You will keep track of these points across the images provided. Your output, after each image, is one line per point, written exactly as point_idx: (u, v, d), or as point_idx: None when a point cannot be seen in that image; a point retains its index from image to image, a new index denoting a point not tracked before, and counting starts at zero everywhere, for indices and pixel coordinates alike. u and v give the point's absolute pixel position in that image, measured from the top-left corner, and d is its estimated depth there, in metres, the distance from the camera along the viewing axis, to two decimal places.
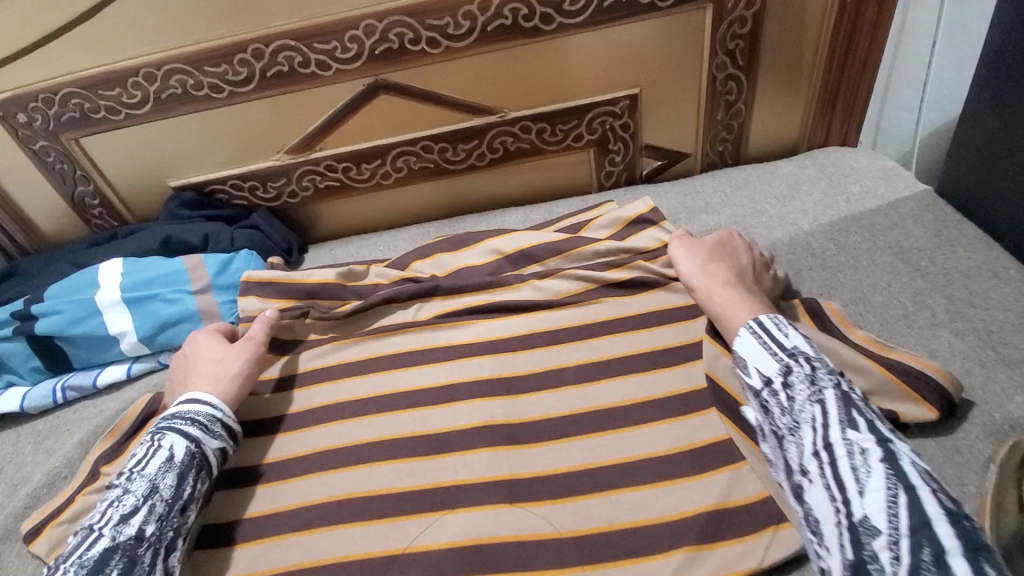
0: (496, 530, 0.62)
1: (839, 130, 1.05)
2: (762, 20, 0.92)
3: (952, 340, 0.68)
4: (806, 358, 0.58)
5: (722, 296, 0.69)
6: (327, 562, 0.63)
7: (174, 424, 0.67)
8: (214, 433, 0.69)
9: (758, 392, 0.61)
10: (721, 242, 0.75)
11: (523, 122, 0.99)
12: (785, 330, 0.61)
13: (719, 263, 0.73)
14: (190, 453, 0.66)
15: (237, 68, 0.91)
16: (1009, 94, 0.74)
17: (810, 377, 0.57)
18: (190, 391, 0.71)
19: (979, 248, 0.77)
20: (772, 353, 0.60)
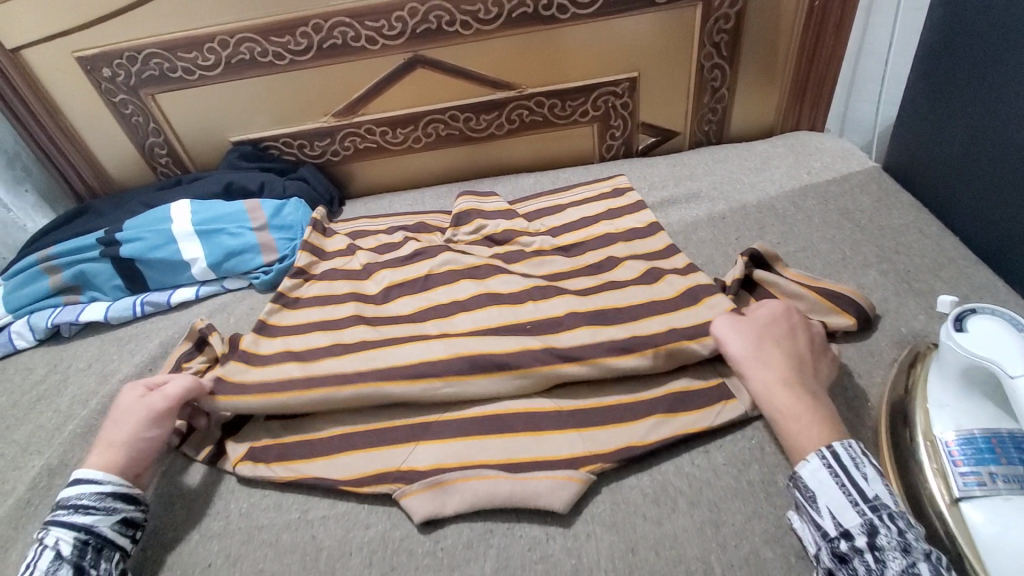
0: (508, 406, 0.74)
1: (809, 119, 1.23)
2: (743, 17, 1.09)
3: (876, 277, 0.86)
4: (890, 516, 0.54)
5: (786, 397, 0.63)
6: (372, 428, 0.75)
7: (58, 516, 0.64)
8: (109, 510, 0.65)
9: (833, 541, 0.55)
10: (774, 323, 0.69)
11: (538, 98, 1.16)
12: (865, 470, 0.57)
13: (774, 348, 0.67)
14: (81, 540, 0.62)
15: (299, 40, 1.07)
16: (938, 83, 0.91)
17: (901, 542, 0.52)
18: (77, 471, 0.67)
19: (909, 212, 0.95)
20: (853, 503, 0.55)
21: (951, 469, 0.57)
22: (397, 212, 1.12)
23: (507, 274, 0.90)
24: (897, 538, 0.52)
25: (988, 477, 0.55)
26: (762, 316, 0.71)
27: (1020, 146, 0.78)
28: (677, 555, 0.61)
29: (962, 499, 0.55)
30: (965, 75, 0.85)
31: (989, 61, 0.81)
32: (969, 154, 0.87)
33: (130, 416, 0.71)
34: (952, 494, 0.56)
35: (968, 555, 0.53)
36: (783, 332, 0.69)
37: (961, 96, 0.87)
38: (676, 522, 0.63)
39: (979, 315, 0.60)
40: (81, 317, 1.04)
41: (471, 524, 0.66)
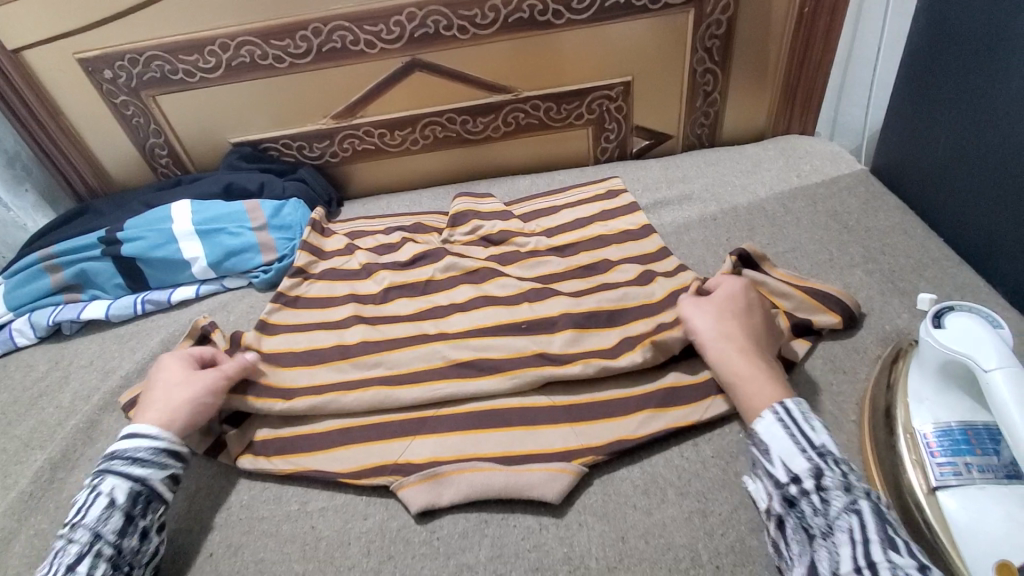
0: (504, 401, 0.76)
1: (799, 123, 1.25)
2: (734, 24, 1.11)
3: (862, 277, 0.88)
4: (833, 459, 0.56)
5: (741, 368, 0.67)
6: (369, 423, 0.76)
7: (111, 464, 0.65)
8: (162, 464, 0.67)
9: (784, 487, 0.57)
10: (735, 299, 0.73)
11: (534, 101, 1.18)
12: (812, 422, 0.60)
13: (733, 322, 0.71)
14: (134, 492, 0.64)
15: (299, 43, 1.09)
16: (922, 89, 0.93)
17: (843, 483, 0.55)
18: (131, 424, 0.69)
19: (895, 214, 0.98)
20: (801, 449, 0.58)
21: (928, 459, 0.59)
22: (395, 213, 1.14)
23: (505, 274, 0.92)
24: (840, 479, 0.55)
25: (964, 467, 0.57)
26: (723, 293, 0.74)
27: (1000, 150, 0.80)
28: (666, 543, 0.63)
29: (937, 487, 0.58)
30: (948, 80, 0.88)
31: (971, 67, 0.83)
32: (952, 158, 0.90)
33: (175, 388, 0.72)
34: (929, 483, 0.58)
35: (943, 541, 0.55)
36: (748, 308, 0.73)
37: (944, 100, 0.89)
38: (665, 511, 0.65)
39: (956, 311, 0.62)
40: (83, 315, 1.05)
41: (467, 515, 0.68)
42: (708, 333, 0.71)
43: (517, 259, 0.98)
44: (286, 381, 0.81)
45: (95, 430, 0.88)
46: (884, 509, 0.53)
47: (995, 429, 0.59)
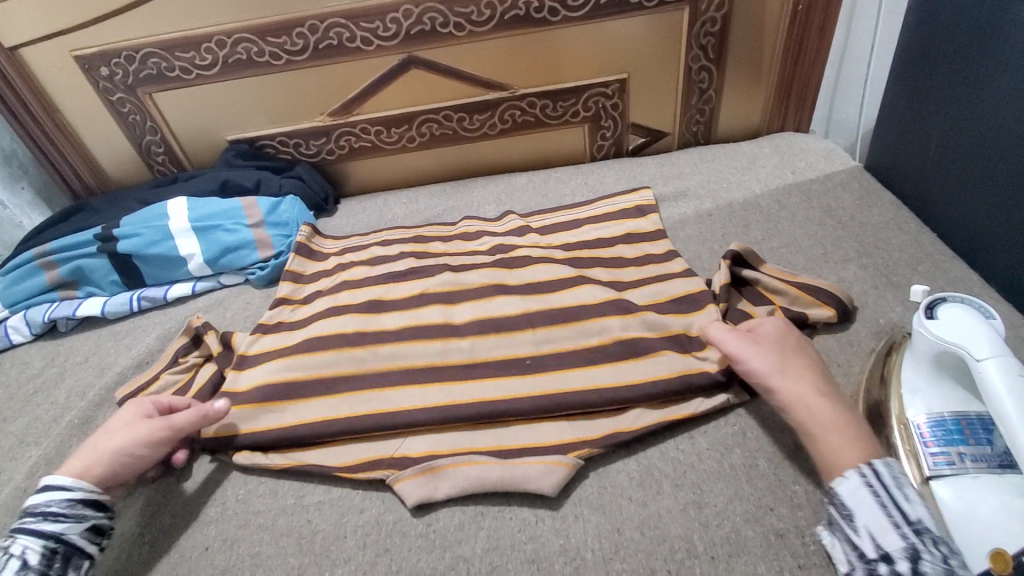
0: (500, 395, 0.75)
1: (794, 120, 1.26)
2: (729, 21, 1.12)
3: (856, 271, 0.89)
4: (933, 540, 0.52)
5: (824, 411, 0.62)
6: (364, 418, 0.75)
7: (24, 524, 0.62)
8: (79, 517, 0.64)
9: (871, 562, 0.54)
10: (782, 338, 0.71)
11: (530, 98, 1.18)
12: (907, 491, 0.55)
13: (791, 362, 0.67)
14: (49, 550, 0.61)
15: (295, 40, 1.09)
16: (915, 85, 0.94)
17: (945, 568, 0.50)
18: (49, 477, 0.66)
19: (889, 209, 0.99)
20: (896, 525, 0.54)
21: (922, 449, 0.60)
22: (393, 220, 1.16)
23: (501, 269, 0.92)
24: (942, 563, 0.51)
25: (956, 457, 0.58)
26: (769, 331, 0.72)
27: (993, 144, 0.81)
28: (661, 535, 0.63)
29: (931, 477, 0.58)
30: (941, 76, 0.88)
31: (964, 62, 0.84)
32: (945, 153, 0.90)
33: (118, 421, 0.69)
34: (922, 474, 0.59)
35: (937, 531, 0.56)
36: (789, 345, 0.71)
37: (938, 96, 0.90)
38: (660, 503, 0.65)
39: (949, 302, 0.62)
40: (78, 311, 1.05)
41: (463, 507, 0.68)
42: (759, 363, 0.68)
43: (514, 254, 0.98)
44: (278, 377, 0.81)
45: (91, 426, 0.88)
46: None
47: (988, 419, 0.59)
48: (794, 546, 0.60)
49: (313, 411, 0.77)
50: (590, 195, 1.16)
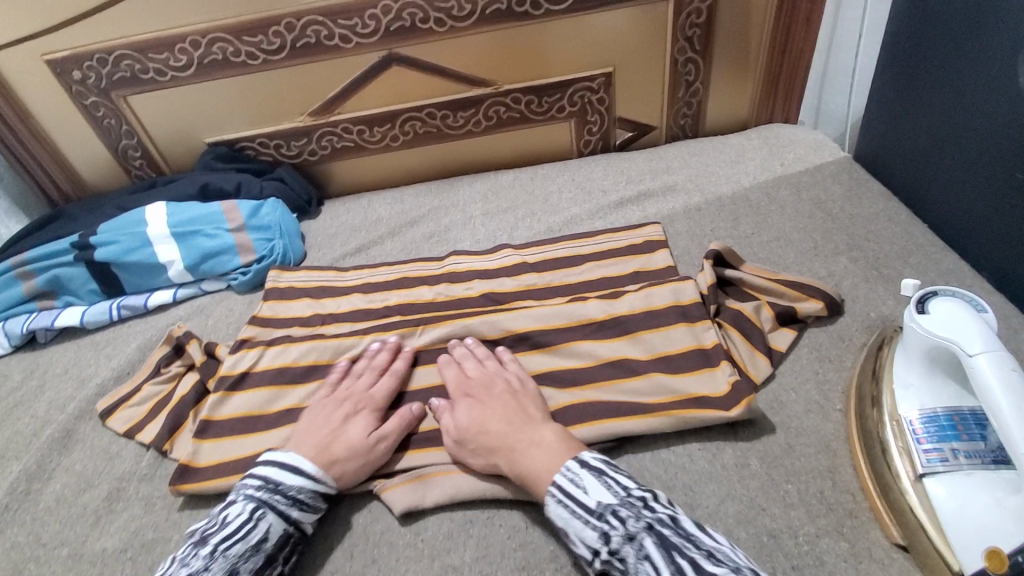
0: None
1: (781, 111, 1.24)
2: (714, 11, 1.10)
3: (846, 264, 0.88)
4: (613, 513, 0.55)
5: (517, 446, 0.64)
6: None
7: (275, 500, 0.63)
8: (314, 507, 0.65)
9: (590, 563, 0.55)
10: (460, 393, 0.72)
11: (515, 94, 1.16)
12: (581, 483, 0.58)
13: (474, 419, 0.68)
14: (288, 532, 0.62)
15: (272, 39, 1.06)
16: (903, 73, 0.92)
17: (625, 534, 0.54)
18: (288, 453, 0.66)
19: (878, 200, 0.98)
20: (585, 520, 0.56)
21: (915, 446, 0.59)
22: (379, 234, 1.12)
23: (498, 278, 0.95)
24: (623, 532, 0.54)
25: (950, 453, 0.57)
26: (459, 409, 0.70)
27: (984, 131, 0.80)
28: None
29: (924, 474, 0.57)
30: (929, 64, 0.87)
31: (952, 50, 0.83)
32: (935, 142, 0.89)
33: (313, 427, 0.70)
34: (915, 470, 0.58)
35: (926, 527, 0.55)
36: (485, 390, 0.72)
37: (927, 84, 0.88)
38: None
39: (941, 296, 0.61)
40: (57, 321, 1.03)
41: (451, 516, 0.66)
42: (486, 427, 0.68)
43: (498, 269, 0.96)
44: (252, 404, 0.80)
45: (71, 440, 0.86)
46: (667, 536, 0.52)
47: (982, 414, 0.58)
48: (788, 547, 0.59)
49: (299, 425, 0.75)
50: (578, 191, 1.14)
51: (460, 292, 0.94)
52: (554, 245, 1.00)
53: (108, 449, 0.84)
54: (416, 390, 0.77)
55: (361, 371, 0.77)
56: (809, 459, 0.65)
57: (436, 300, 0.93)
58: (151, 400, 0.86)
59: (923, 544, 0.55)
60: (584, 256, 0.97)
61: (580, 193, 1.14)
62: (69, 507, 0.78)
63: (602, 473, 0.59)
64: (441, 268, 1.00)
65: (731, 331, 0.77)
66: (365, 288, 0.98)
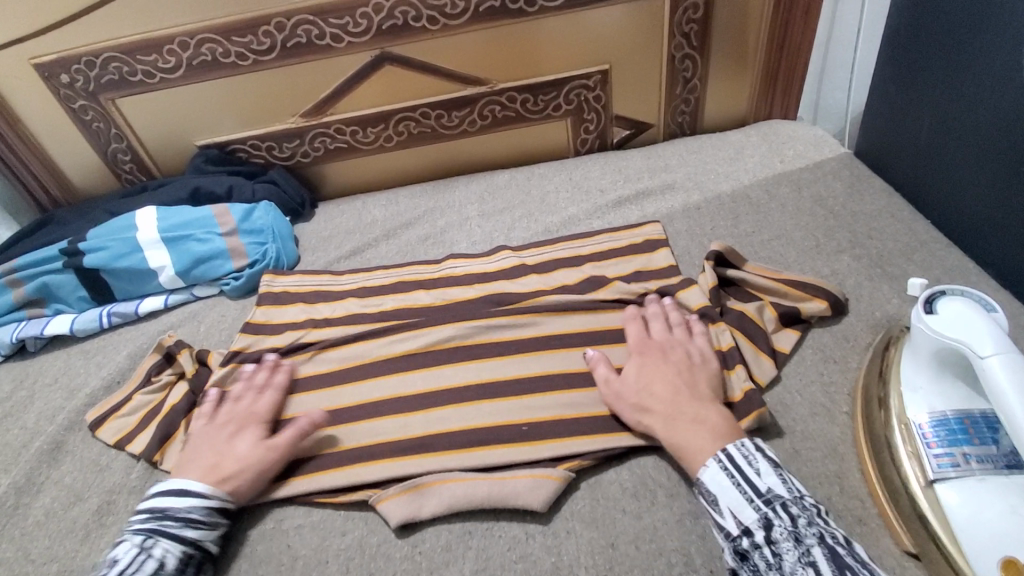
0: (487, 413, 0.72)
1: (780, 107, 1.23)
2: (712, 6, 1.09)
3: (849, 262, 0.86)
4: (784, 506, 0.54)
5: (681, 417, 0.63)
6: (348, 447, 0.72)
7: (164, 526, 0.62)
8: (213, 524, 0.65)
9: (734, 540, 0.55)
10: (638, 353, 0.71)
11: (510, 93, 1.14)
12: (758, 465, 0.57)
13: (650, 383, 0.67)
14: (190, 552, 0.62)
15: (262, 39, 1.04)
16: (905, 67, 0.91)
17: (794, 532, 0.52)
18: (172, 481, 0.66)
19: (881, 197, 0.96)
20: (750, 500, 0.55)
21: (925, 451, 0.57)
22: (374, 237, 1.11)
23: (495, 281, 0.93)
24: (792, 529, 0.53)
25: (961, 458, 0.55)
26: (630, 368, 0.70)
27: (989, 125, 0.78)
28: (657, 549, 0.60)
29: (935, 480, 0.56)
30: (931, 57, 0.86)
31: (955, 43, 0.81)
32: (937, 137, 0.88)
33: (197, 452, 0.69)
34: (926, 475, 0.56)
35: (939, 535, 0.54)
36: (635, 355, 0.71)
37: (930, 78, 0.87)
38: (656, 515, 0.62)
39: (949, 296, 0.59)
40: (46, 330, 1.01)
41: (450, 526, 0.65)
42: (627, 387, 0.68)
43: (495, 272, 0.95)
44: None
45: (61, 452, 0.84)
46: (836, 546, 0.51)
47: (993, 417, 0.56)
48: None
49: None
50: (576, 190, 1.13)
51: (457, 295, 0.92)
52: (552, 247, 0.98)
53: (98, 460, 0.82)
54: (412, 398, 0.75)
55: (241, 393, 0.76)
56: (814, 464, 0.63)
57: (432, 304, 0.91)
58: (142, 410, 0.84)
59: (935, 552, 0.54)
60: (583, 257, 0.95)
61: (577, 192, 1.12)
62: (58, 521, 0.76)
63: (777, 465, 0.57)
64: (437, 271, 0.98)
65: (738, 333, 0.75)
66: (360, 292, 0.96)
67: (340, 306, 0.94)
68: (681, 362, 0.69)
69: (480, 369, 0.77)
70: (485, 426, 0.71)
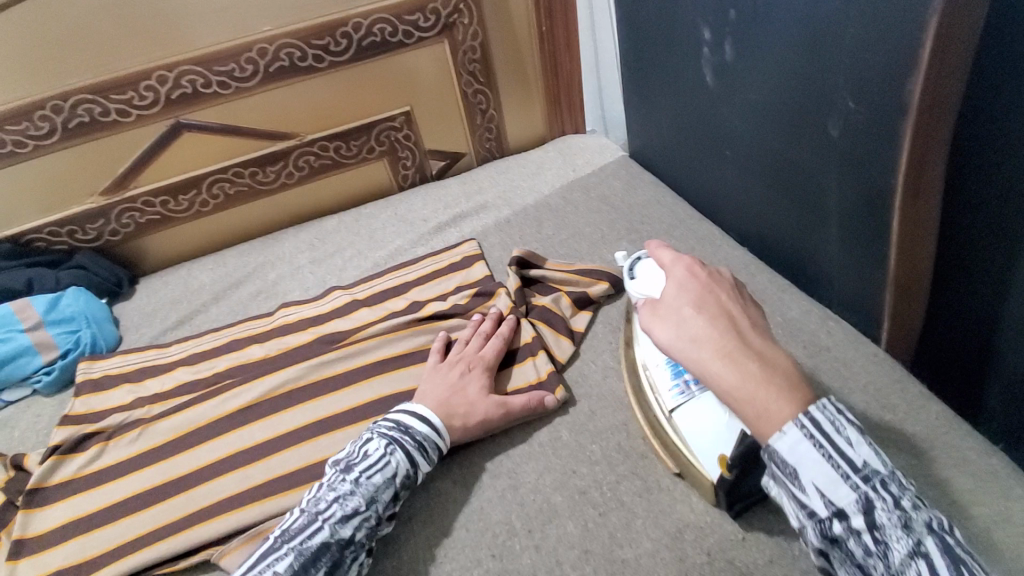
0: (326, 446, 0.77)
1: (571, 123, 1.40)
2: (488, 46, 1.23)
3: (627, 247, 1.03)
4: (884, 484, 0.50)
5: (750, 357, 0.55)
6: (193, 512, 0.73)
7: (406, 440, 0.70)
8: (433, 452, 0.71)
9: (822, 521, 0.50)
10: (690, 290, 0.62)
11: (320, 142, 1.19)
12: (848, 434, 0.51)
13: (703, 321, 0.58)
14: (413, 472, 0.69)
15: (38, 124, 1.01)
16: (642, 82, 1.10)
17: (903, 519, 0.48)
18: (418, 406, 0.74)
19: (650, 188, 1.15)
20: (846, 477, 0.50)
21: (666, 386, 0.69)
22: (203, 302, 1.10)
23: (328, 321, 0.98)
24: (898, 513, 0.49)
25: (685, 383, 0.67)
26: (682, 301, 0.61)
27: (707, 121, 0.97)
28: (485, 525, 0.69)
29: (673, 409, 0.67)
30: (654, 71, 1.05)
31: (665, 59, 1.00)
32: (678, 133, 1.07)
33: (441, 387, 0.77)
34: (667, 407, 0.68)
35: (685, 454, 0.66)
36: (685, 287, 0.63)
37: (662, 88, 1.05)
38: (483, 496, 0.72)
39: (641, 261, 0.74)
40: None
41: None
42: (682, 323, 0.59)
43: (326, 315, 0.99)
44: (78, 508, 0.76)
45: None
46: (943, 534, 0.48)
47: None
48: (594, 498, 0.69)
49: (149, 513, 0.74)
50: (401, 223, 1.20)
51: (291, 343, 0.95)
52: (379, 278, 1.04)
53: None
54: (253, 450, 0.78)
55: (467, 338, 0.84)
56: (604, 420, 0.76)
57: (265, 357, 0.93)
58: None
59: (688, 469, 0.67)
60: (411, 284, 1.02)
61: (403, 225, 1.20)
62: None
63: (864, 433, 0.53)
64: (271, 322, 1.00)
65: (539, 324, 0.88)
66: (191, 361, 0.95)
67: (170, 377, 0.93)
68: (734, 301, 0.61)
69: (316, 408, 0.81)
70: (324, 460, 0.76)
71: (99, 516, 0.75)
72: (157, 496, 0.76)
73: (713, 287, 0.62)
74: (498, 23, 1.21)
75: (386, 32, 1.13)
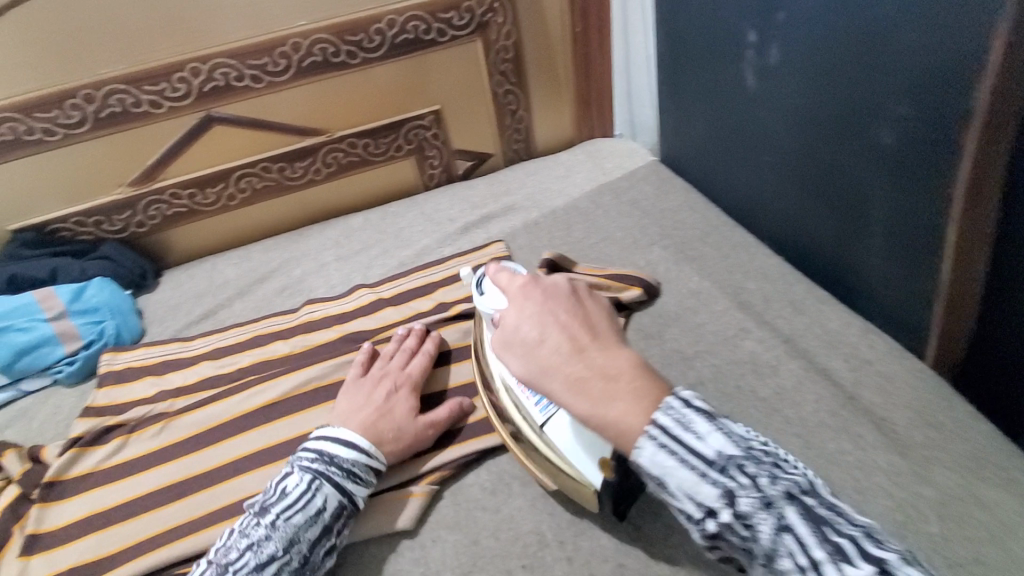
0: None
1: (600, 126, 1.38)
2: (521, 45, 1.21)
3: (660, 252, 1.01)
4: (739, 467, 0.46)
5: (591, 376, 0.53)
6: (216, 509, 0.72)
7: (330, 472, 0.66)
8: (363, 481, 0.68)
9: (699, 524, 0.46)
10: (532, 314, 0.59)
11: (349, 139, 1.18)
12: (695, 427, 0.47)
13: (547, 344, 0.56)
14: (344, 503, 0.65)
15: (70, 112, 1.00)
16: (679, 84, 1.07)
17: (762, 499, 0.44)
18: (338, 430, 0.70)
19: (682, 193, 1.12)
20: (701, 475, 0.46)
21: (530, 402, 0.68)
22: (227, 297, 1.08)
23: (353, 319, 0.96)
24: (757, 493, 0.44)
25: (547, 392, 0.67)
26: (522, 321, 0.60)
27: (744, 123, 0.95)
28: (514, 534, 0.67)
29: (542, 423, 0.66)
30: (691, 72, 1.02)
31: (703, 60, 0.98)
32: (712, 136, 1.05)
33: (364, 405, 0.73)
34: (536, 421, 0.67)
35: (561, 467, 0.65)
36: (525, 305, 0.61)
37: (698, 90, 1.03)
38: (512, 504, 0.70)
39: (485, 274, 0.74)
40: None
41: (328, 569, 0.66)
42: (525, 352, 0.58)
43: (351, 312, 0.97)
44: (96, 502, 0.75)
45: None
46: (806, 499, 0.44)
47: None
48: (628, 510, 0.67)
49: (168, 510, 0.73)
50: (427, 223, 1.18)
51: (316, 340, 0.93)
52: (405, 277, 1.03)
53: None
54: (280, 448, 0.76)
55: (392, 354, 0.82)
56: None
57: (289, 353, 0.91)
58: None
59: (562, 482, 0.65)
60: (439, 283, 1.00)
61: (430, 224, 1.18)
62: None
63: (713, 418, 0.48)
64: (295, 319, 0.99)
65: None
66: (214, 355, 0.94)
67: (192, 371, 0.91)
68: (575, 310, 0.60)
69: None
70: None
71: (117, 512, 0.73)
72: (177, 493, 0.74)
73: (554, 298, 0.61)
74: (533, 23, 1.20)
75: (420, 30, 1.12)
